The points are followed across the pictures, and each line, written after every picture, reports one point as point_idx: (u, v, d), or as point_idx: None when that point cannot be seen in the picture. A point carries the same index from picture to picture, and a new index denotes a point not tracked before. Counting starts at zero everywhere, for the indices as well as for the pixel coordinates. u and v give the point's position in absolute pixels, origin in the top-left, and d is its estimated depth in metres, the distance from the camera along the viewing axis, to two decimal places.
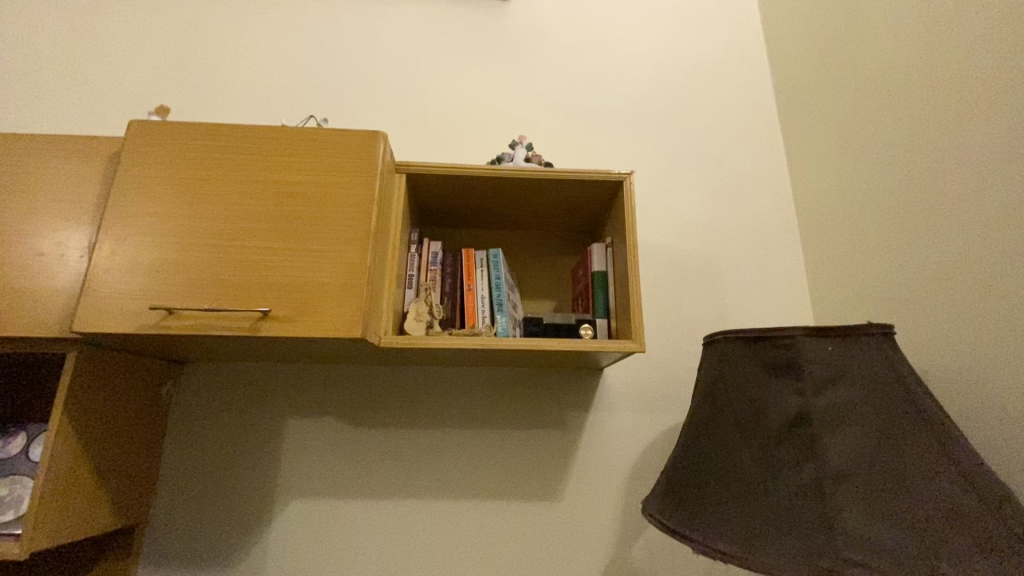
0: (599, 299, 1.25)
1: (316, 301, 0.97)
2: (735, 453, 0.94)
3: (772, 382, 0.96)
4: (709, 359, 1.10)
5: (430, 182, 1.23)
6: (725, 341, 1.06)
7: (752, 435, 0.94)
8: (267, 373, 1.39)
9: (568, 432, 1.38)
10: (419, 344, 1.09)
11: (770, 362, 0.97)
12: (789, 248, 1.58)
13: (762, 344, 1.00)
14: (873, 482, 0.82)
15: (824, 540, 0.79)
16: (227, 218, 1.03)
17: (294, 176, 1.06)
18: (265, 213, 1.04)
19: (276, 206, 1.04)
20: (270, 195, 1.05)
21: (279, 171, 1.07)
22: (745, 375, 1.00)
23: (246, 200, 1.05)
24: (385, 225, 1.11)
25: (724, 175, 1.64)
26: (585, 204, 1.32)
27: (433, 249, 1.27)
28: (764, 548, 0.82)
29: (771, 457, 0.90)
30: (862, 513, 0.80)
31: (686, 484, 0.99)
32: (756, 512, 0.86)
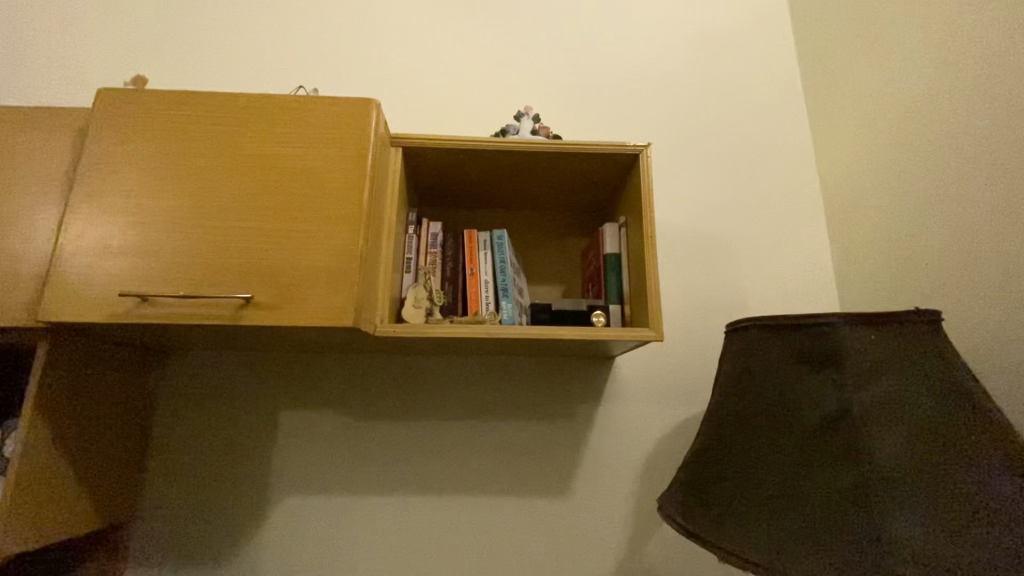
0: (613, 283, 1.16)
1: (304, 287, 0.89)
2: (765, 453, 0.87)
3: (806, 375, 0.87)
4: (732, 348, 1.02)
5: (428, 157, 1.13)
6: (750, 328, 0.98)
7: (785, 434, 0.86)
8: (257, 364, 1.31)
9: (578, 424, 1.30)
10: (417, 333, 1.00)
11: (803, 352, 0.89)
12: (814, 227, 1.48)
13: (794, 333, 0.91)
14: (921, 487, 0.74)
15: (866, 551, 0.72)
16: (206, 196, 0.94)
17: (278, 149, 0.97)
18: (246, 190, 0.94)
19: (258, 182, 0.95)
20: (253, 171, 0.95)
21: (262, 145, 0.97)
22: (774, 367, 0.92)
23: (226, 176, 0.95)
24: (379, 204, 1.01)
25: (743, 151, 1.53)
26: (596, 181, 1.22)
27: (432, 230, 1.18)
28: (799, 560, 0.75)
29: (805, 456, 0.83)
30: (908, 522, 0.72)
31: (709, 486, 0.92)
32: (788, 518, 0.79)
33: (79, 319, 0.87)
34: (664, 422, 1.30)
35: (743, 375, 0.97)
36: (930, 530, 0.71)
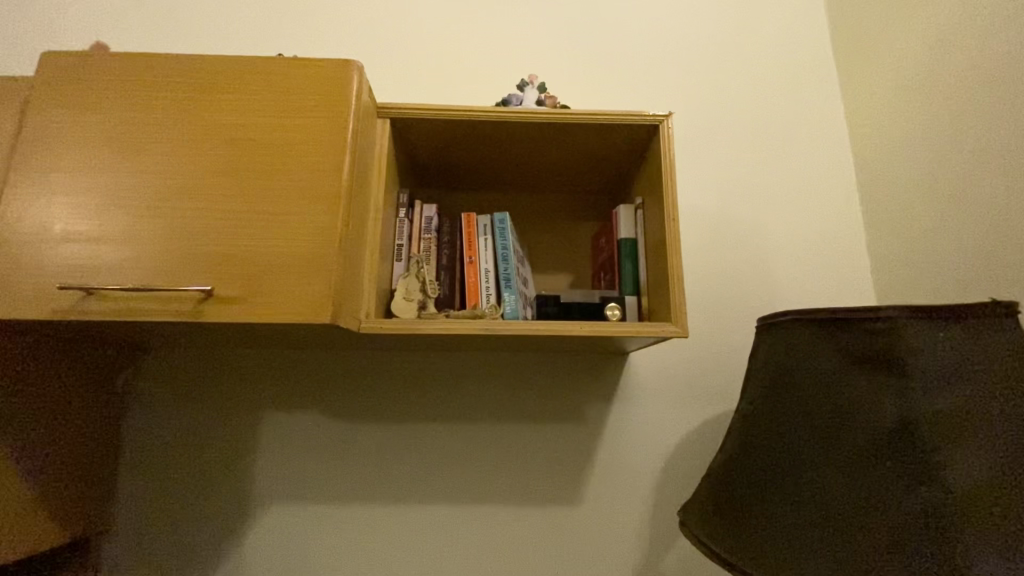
0: (628, 272, 1.03)
1: (275, 278, 0.76)
2: (809, 470, 0.76)
3: (859, 381, 0.75)
4: (769, 346, 0.90)
5: (421, 130, 1.00)
6: (792, 324, 0.85)
7: (832, 450, 0.75)
8: (236, 362, 1.20)
9: (588, 426, 1.18)
10: (408, 329, 0.88)
11: (856, 353, 0.76)
12: (846, 207, 1.34)
13: (843, 330, 0.79)
14: (1006, 518, 0.63)
15: None
16: (162, 174, 0.82)
17: (246, 119, 0.84)
18: (209, 167, 0.82)
19: (223, 158, 0.82)
20: (217, 144, 0.83)
21: (229, 114, 0.84)
22: (818, 370, 0.80)
23: (185, 151, 0.83)
24: (364, 183, 0.89)
25: (766, 127, 1.38)
26: (609, 158, 1.08)
27: (426, 214, 1.05)
28: None
29: (861, 477, 0.71)
30: (992, 561, 0.61)
31: (741, 505, 0.82)
32: (841, 551, 0.68)
33: (13, 317, 0.75)
34: (681, 425, 1.18)
35: (782, 378, 0.85)
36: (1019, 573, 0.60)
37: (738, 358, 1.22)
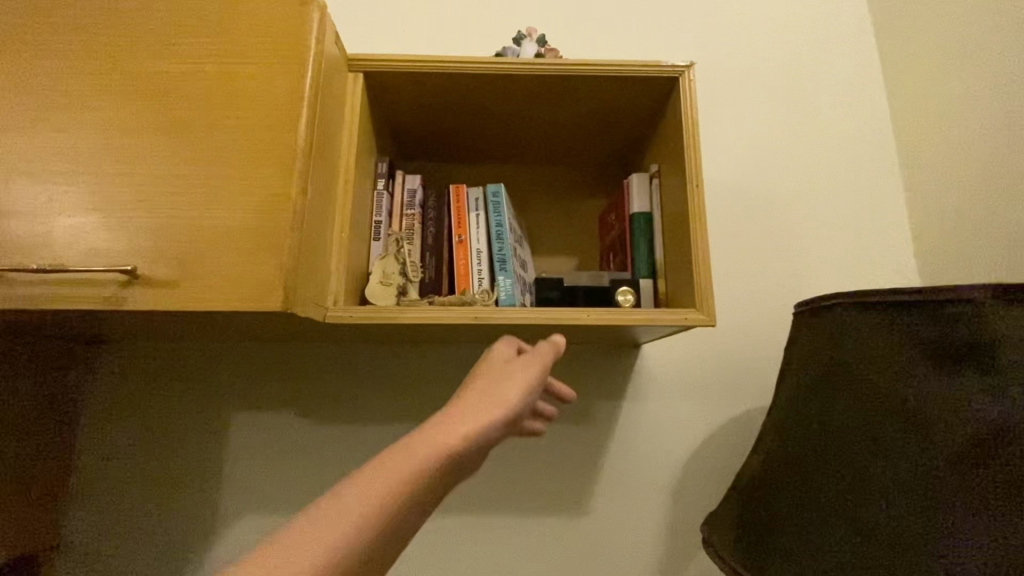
0: (642, 250, 0.90)
1: (215, 255, 0.63)
2: (859, 487, 0.64)
3: (925, 381, 0.61)
4: (816, 334, 0.77)
5: (400, 85, 0.86)
6: (843, 307, 0.73)
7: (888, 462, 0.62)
8: (200, 357, 1.07)
9: (595, 427, 1.05)
10: (384, 317, 0.75)
11: (916, 344, 0.63)
12: (885, 176, 1.18)
13: (907, 320, 0.64)
14: None
15: None
16: (80, 132, 0.67)
17: (182, 65, 0.69)
18: (136, 123, 0.67)
19: (153, 112, 0.68)
20: (147, 96, 0.68)
21: (161, 56, 0.69)
22: (874, 367, 0.66)
23: (108, 104, 0.68)
24: (331, 144, 0.75)
25: (794, 89, 1.22)
26: (619, 119, 0.94)
27: (410, 186, 0.91)
28: None
29: (901, 493, 0.60)
30: None
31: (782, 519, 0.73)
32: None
33: None
34: (701, 424, 1.05)
35: (828, 373, 0.73)
36: None
37: (765, 349, 1.08)
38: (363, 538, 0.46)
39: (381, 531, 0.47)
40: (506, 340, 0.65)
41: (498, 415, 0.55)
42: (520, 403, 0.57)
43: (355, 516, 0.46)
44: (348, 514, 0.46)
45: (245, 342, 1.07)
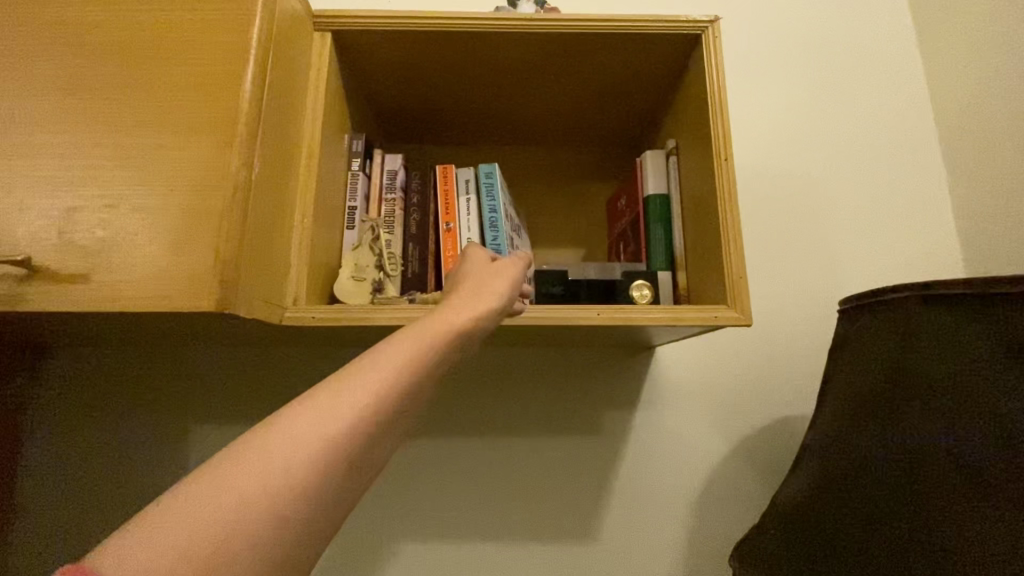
0: (658, 238, 0.78)
1: (136, 244, 0.50)
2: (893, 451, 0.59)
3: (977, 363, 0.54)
4: (872, 331, 0.67)
5: (376, 48, 0.73)
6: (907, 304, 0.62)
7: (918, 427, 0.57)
8: (155, 366, 0.94)
9: (604, 439, 0.92)
10: (353, 318, 0.62)
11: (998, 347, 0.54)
12: (925, 153, 1.05)
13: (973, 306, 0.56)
14: None
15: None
16: None
17: (98, 10, 0.56)
18: (40, 81, 0.54)
19: (61, 68, 0.55)
20: (52, 48, 0.55)
21: (74, 0, 0.56)
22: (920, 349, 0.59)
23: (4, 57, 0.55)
24: (290, 113, 0.63)
25: (821, 54, 1.09)
26: (630, 88, 0.82)
27: (390, 166, 0.79)
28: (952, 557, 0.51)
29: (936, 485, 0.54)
30: None
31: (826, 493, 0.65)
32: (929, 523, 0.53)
33: None
34: (723, 436, 0.93)
35: (887, 375, 0.63)
36: None
37: (794, 350, 0.95)
38: (379, 402, 0.38)
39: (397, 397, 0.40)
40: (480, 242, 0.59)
41: (496, 300, 0.50)
42: (512, 292, 0.53)
43: (364, 381, 0.39)
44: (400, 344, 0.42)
45: (205, 348, 0.93)
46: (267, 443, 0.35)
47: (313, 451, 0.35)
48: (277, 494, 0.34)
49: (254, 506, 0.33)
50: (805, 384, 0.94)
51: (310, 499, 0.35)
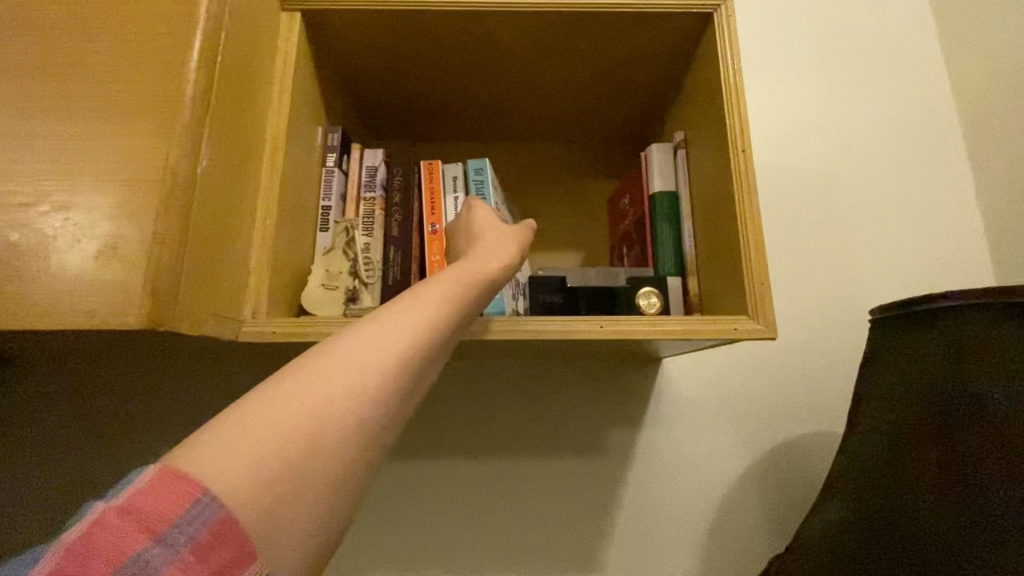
0: (665, 240, 0.70)
1: (54, 250, 0.43)
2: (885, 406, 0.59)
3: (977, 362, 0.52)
4: (913, 345, 0.58)
5: (353, 32, 0.66)
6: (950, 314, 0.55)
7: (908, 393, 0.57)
8: (102, 382, 0.82)
9: (607, 461, 0.84)
10: (319, 332, 0.54)
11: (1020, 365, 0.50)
12: (948, 151, 0.98)
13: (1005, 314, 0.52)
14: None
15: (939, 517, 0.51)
16: None
17: None
18: None
19: None
20: None
21: None
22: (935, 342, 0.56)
23: None
24: (250, 100, 0.56)
25: (837, 46, 1.02)
26: (634, 76, 0.74)
27: (369, 161, 0.72)
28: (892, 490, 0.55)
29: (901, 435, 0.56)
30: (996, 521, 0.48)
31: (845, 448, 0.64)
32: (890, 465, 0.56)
33: None
34: (737, 456, 0.85)
35: (934, 392, 0.55)
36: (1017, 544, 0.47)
37: (813, 362, 0.88)
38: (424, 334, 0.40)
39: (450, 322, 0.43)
40: (481, 203, 0.59)
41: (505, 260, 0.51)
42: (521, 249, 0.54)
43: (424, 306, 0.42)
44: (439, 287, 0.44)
45: (159, 363, 0.82)
46: (334, 359, 0.37)
47: (392, 361, 0.38)
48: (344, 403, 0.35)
49: (339, 407, 0.35)
50: (825, 400, 0.86)
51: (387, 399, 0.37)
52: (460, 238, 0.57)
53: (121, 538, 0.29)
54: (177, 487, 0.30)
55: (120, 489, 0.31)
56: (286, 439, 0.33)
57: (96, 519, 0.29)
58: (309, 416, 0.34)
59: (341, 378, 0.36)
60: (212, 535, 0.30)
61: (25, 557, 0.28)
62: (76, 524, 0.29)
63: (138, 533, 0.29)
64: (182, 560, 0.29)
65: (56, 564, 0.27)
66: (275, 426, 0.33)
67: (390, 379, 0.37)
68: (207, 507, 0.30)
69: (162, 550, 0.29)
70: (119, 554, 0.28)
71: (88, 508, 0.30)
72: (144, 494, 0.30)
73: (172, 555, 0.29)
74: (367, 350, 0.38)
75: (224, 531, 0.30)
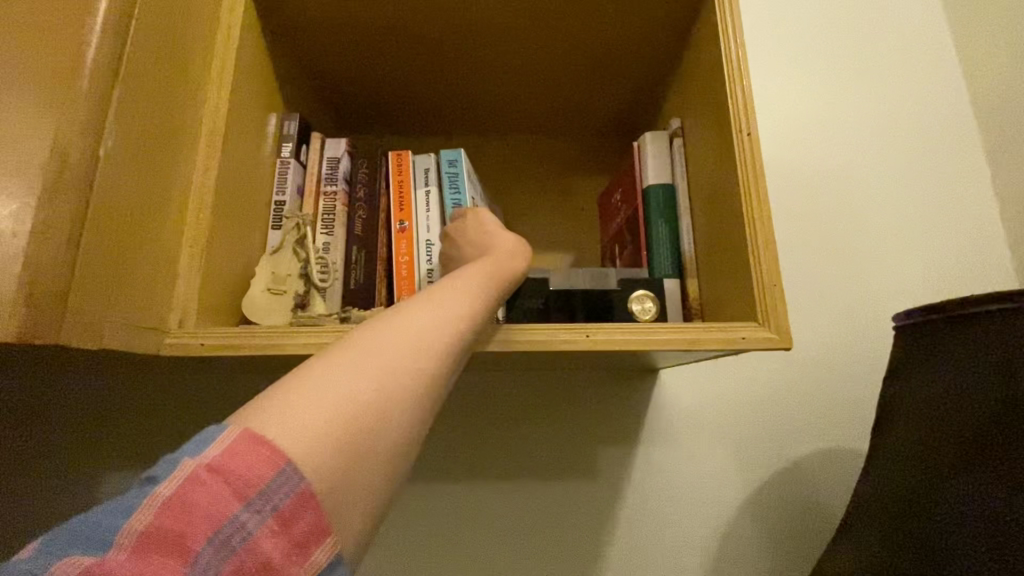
0: (661, 238, 0.63)
1: None
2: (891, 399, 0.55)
3: (991, 368, 0.47)
4: (939, 351, 0.51)
5: (309, 6, 0.59)
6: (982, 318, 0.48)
7: (908, 385, 0.53)
8: (11, 401, 0.70)
9: (600, 484, 0.76)
10: (252, 345, 0.46)
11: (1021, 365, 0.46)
12: (960, 144, 0.91)
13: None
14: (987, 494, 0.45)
15: (897, 502, 0.50)
16: None
17: None
18: None
19: None
20: None
21: None
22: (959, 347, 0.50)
23: None
24: (178, 77, 0.48)
25: (839, 35, 0.96)
26: (624, 58, 0.67)
27: (331, 152, 0.64)
28: (873, 475, 0.54)
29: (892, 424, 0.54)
30: (945, 509, 0.47)
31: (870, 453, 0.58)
32: (879, 456, 0.54)
33: None
34: (745, 478, 0.77)
35: (933, 387, 0.51)
36: (953, 535, 0.46)
37: (824, 373, 0.80)
38: (437, 337, 0.36)
39: (466, 323, 0.39)
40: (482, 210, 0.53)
41: (519, 264, 0.47)
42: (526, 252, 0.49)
43: (442, 307, 0.38)
44: (459, 288, 0.41)
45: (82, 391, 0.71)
46: (346, 361, 0.33)
47: (407, 363, 0.34)
48: (357, 409, 0.31)
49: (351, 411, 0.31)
50: (839, 416, 0.79)
51: (397, 407, 0.33)
52: (461, 241, 0.51)
53: (211, 499, 0.28)
54: (262, 453, 0.29)
55: (202, 445, 0.29)
56: (321, 440, 0.30)
57: (184, 476, 0.28)
58: (332, 426, 0.30)
59: (363, 382, 0.32)
60: (296, 505, 0.29)
61: (116, 505, 0.27)
62: (165, 480, 0.27)
63: (231, 496, 0.28)
64: (271, 529, 0.28)
65: (154, 519, 0.26)
66: (299, 435, 0.30)
67: (422, 377, 0.34)
68: (291, 479, 0.29)
69: (252, 516, 0.28)
70: (215, 517, 0.27)
71: (174, 462, 0.28)
72: (228, 455, 0.29)
73: (261, 522, 0.28)
74: (387, 351, 0.34)
75: (306, 505, 0.29)
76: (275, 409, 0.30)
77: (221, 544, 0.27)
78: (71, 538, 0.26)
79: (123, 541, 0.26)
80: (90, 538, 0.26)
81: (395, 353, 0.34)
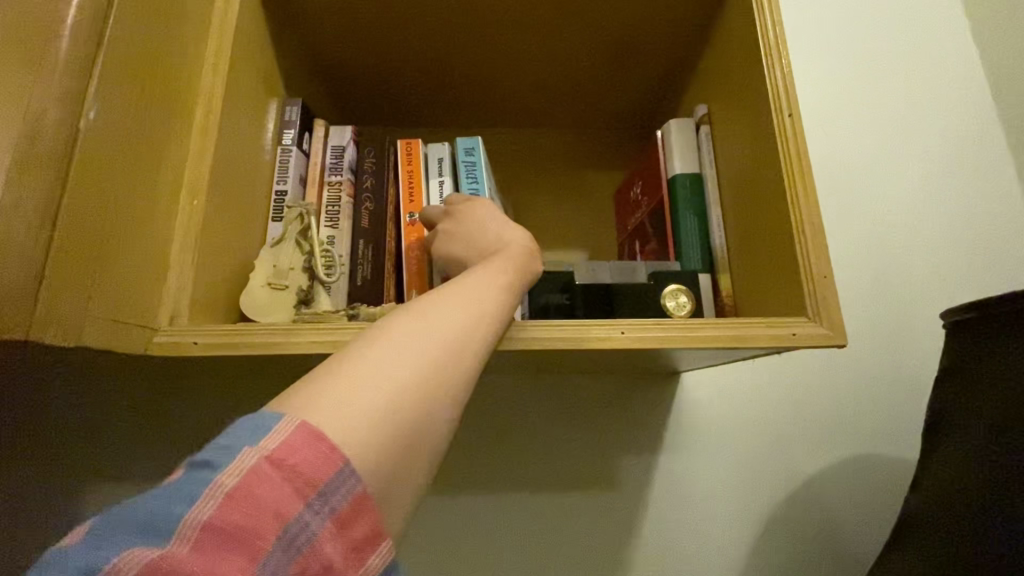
0: (690, 231, 0.59)
1: None
2: (948, 393, 0.51)
3: None
4: (1001, 338, 0.47)
5: None
6: None
7: (968, 377, 0.49)
8: None
9: (621, 492, 0.71)
10: (251, 344, 0.41)
11: None
12: (982, 135, 0.89)
13: None
14: None
15: (965, 507, 0.45)
16: None
17: None
18: None
19: None
20: None
21: None
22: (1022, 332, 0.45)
23: None
24: (170, 51, 0.44)
25: (856, 24, 0.93)
26: (644, 42, 0.64)
27: (336, 140, 0.60)
28: (930, 479, 0.50)
29: (952, 422, 0.49)
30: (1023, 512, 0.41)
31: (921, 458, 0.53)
32: (937, 458, 0.50)
33: None
34: (773, 487, 0.72)
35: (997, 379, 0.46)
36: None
37: (852, 375, 0.76)
38: (463, 332, 0.33)
39: (491, 319, 0.35)
40: (484, 201, 0.48)
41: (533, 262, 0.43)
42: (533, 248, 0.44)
43: (465, 301, 0.35)
44: (483, 281, 0.38)
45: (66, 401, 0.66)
46: (368, 357, 0.29)
47: (434, 359, 0.30)
48: (383, 408, 0.28)
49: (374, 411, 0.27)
50: (870, 421, 0.75)
51: (424, 407, 0.29)
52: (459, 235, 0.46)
53: (272, 495, 0.24)
54: (326, 447, 0.25)
55: (259, 433, 0.25)
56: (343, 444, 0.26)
57: (248, 466, 0.24)
58: (360, 428, 0.27)
59: (403, 366, 0.29)
60: (353, 508, 0.26)
61: (171, 490, 0.24)
62: (227, 468, 0.24)
63: (292, 493, 0.25)
64: (331, 532, 0.25)
65: (216, 513, 0.23)
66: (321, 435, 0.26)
67: (450, 374, 0.31)
68: (351, 478, 0.26)
69: (315, 516, 0.25)
70: (278, 515, 0.24)
71: (231, 450, 0.25)
72: (291, 447, 0.25)
73: (323, 523, 0.25)
74: (419, 338, 0.31)
75: (363, 508, 0.26)
76: (304, 402, 0.27)
77: (286, 544, 0.24)
78: (126, 523, 0.22)
79: (184, 533, 0.23)
80: (148, 525, 0.22)
81: (420, 348, 0.31)
